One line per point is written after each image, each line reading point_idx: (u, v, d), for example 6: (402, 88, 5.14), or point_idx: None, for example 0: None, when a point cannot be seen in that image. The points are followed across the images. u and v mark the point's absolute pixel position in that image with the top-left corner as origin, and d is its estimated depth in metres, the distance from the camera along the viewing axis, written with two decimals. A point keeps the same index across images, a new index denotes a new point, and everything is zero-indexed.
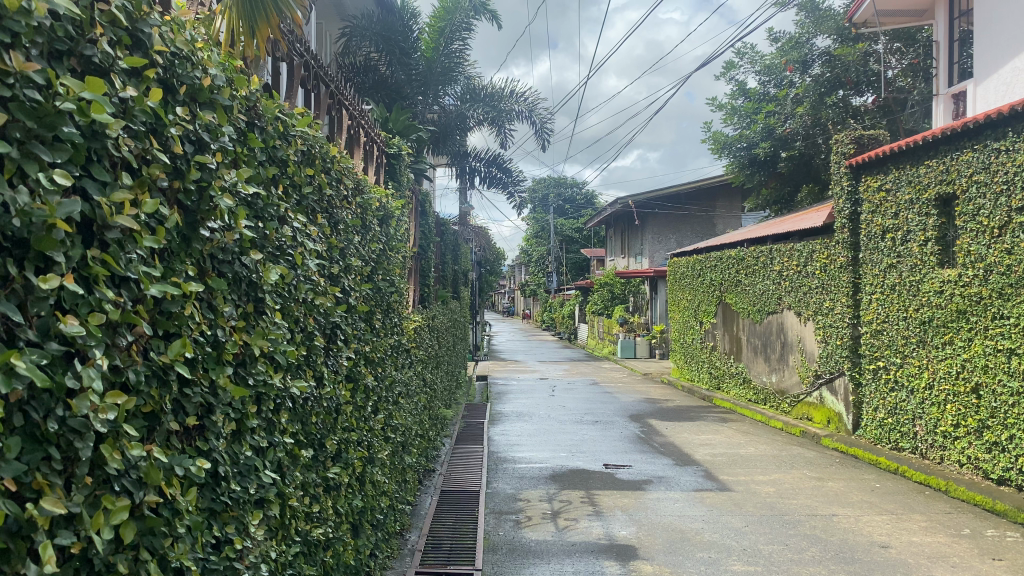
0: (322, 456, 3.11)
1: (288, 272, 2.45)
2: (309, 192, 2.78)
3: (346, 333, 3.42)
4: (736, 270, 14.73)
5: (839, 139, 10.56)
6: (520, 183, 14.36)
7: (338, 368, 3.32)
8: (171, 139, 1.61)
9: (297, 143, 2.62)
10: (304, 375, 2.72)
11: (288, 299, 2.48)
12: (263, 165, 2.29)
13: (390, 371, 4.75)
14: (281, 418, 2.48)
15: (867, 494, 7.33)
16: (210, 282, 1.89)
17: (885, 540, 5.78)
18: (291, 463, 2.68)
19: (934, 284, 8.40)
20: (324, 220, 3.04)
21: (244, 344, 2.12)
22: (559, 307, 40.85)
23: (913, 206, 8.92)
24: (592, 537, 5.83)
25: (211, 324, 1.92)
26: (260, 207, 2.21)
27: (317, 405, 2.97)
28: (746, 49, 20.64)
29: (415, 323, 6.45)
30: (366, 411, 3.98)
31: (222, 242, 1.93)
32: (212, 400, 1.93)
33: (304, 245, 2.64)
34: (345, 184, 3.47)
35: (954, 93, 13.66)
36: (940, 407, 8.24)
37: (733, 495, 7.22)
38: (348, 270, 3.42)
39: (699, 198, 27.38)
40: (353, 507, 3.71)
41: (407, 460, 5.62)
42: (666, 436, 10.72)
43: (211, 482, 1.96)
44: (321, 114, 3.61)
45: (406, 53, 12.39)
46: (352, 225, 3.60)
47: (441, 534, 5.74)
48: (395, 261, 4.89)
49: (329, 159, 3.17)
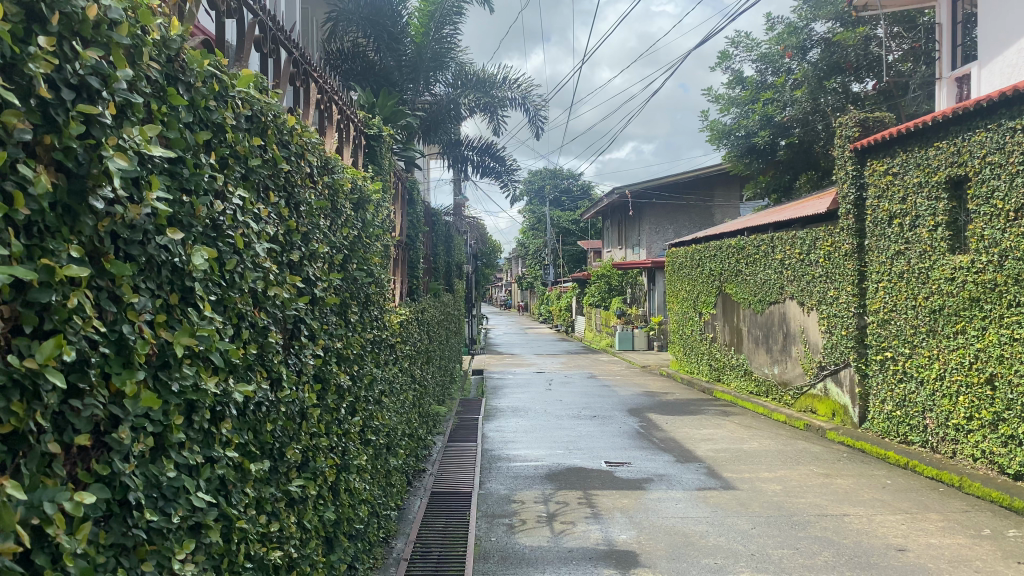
0: (281, 468, 2.75)
1: (227, 258, 2.10)
2: (258, 168, 2.43)
3: (311, 327, 3.06)
4: (736, 259, 14.38)
5: (843, 122, 10.19)
6: (515, 172, 13.94)
7: (302, 369, 2.97)
8: (33, 77, 1.26)
9: (239, 107, 2.25)
10: (253, 377, 2.37)
11: (228, 289, 2.12)
12: (191, 128, 1.92)
13: (369, 368, 4.38)
14: (221, 430, 2.11)
15: (879, 491, 6.98)
16: (109, 267, 1.52)
17: (902, 542, 5.43)
18: (239, 479, 2.31)
19: (945, 270, 8.05)
20: (280, 199, 2.67)
21: (164, 343, 1.75)
22: (555, 300, 40.43)
23: (922, 189, 8.56)
24: (590, 543, 5.47)
25: (113, 317, 1.55)
26: (183, 175, 1.85)
27: (274, 411, 2.61)
28: (741, 38, 20.21)
29: (400, 317, 6.07)
30: (340, 414, 3.62)
31: (127, 216, 1.58)
32: (117, 411, 1.57)
33: (249, 227, 2.27)
34: (308, 160, 3.09)
35: (958, 77, 13.33)
36: (951, 400, 7.90)
37: (737, 494, 6.88)
38: (312, 257, 3.06)
39: (697, 187, 27.00)
40: (325, 520, 3.35)
41: (391, 462, 5.29)
42: (666, 431, 10.37)
43: (120, 513, 1.60)
44: (282, 85, 3.22)
45: (395, 38, 11.88)
46: (319, 209, 3.23)
47: (430, 541, 5.37)
48: (375, 249, 4.50)
49: (287, 131, 2.79)
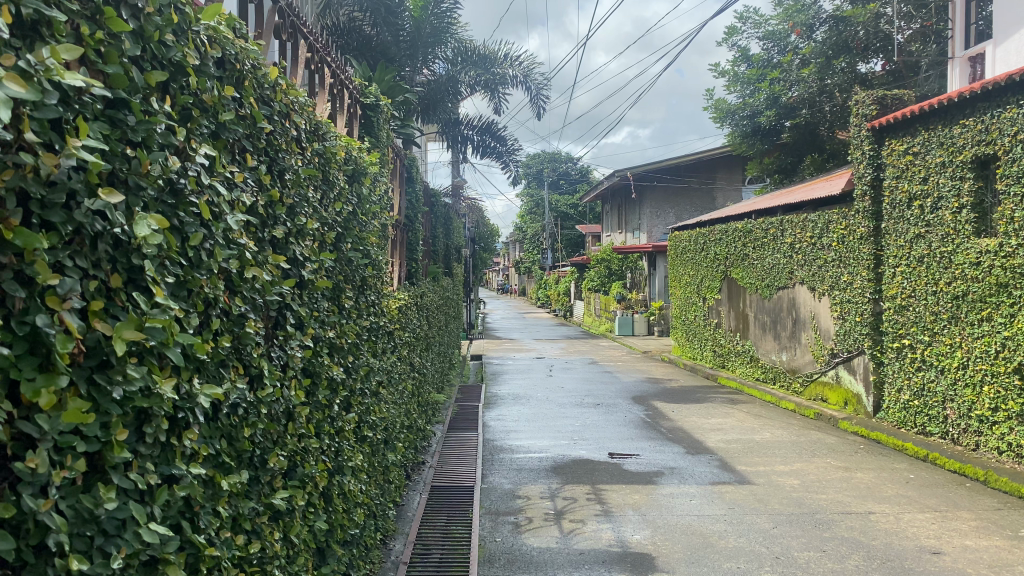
0: (263, 479, 2.36)
1: (194, 232, 1.71)
2: (232, 124, 2.02)
3: (299, 314, 2.67)
4: (742, 243, 13.98)
5: (860, 100, 9.79)
6: (516, 153, 13.51)
7: (288, 362, 2.59)
8: None
9: (208, 47, 1.84)
10: (226, 375, 1.99)
11: (191, 270, 1.74)
12: (140, 68, 1.53)
13: (365, 359, 3.99)
14: (184, 442, 1.72)
15: (903, 487, 6.63)
16: (12, 238, 1.14)
17: (935, 545, 5.07)
18: (209, 498, 1.92)
19: (970, 255, 7.67)
20: (260, 163, 2.27)
21: (98, 338, 1.36)
22: (554, 284, 40.07)
23: (946, 169, 8.16)
24: (601, 544, 5.11)
25: (23, 305, 1.18)
26: (128, 123, 1.45)
27: (253, 414, 2.22)
28: (748, 13, 19.68)
29: (398, 302, 5.65)
30: (333, 411, 3.23)
31: (40, 169, 1.19)
32: (27, 429, 1.20)
33: (218, 193, 1.88)
34: (293, 121, 2.66)
35: (971, 56, 12.89)
36: (974, 390, 7.55)
37: (755, 490, 6.52)
38: (299, 235, 2.66)
39: (700, 170, 26.56)
40: (315, 531, 2.96)
41: (389, 459, 4.90)
42: (674, 420, 10.02)
43: (33, 566, 1.21)
44: (265, 37, 2.80)
45: (392, 11, 11.27)
46: (306, 178, 2.81)
47: (430, 542, 5.01)
48: (372, 227, 4.09)
49: (269, 86, 2.38)
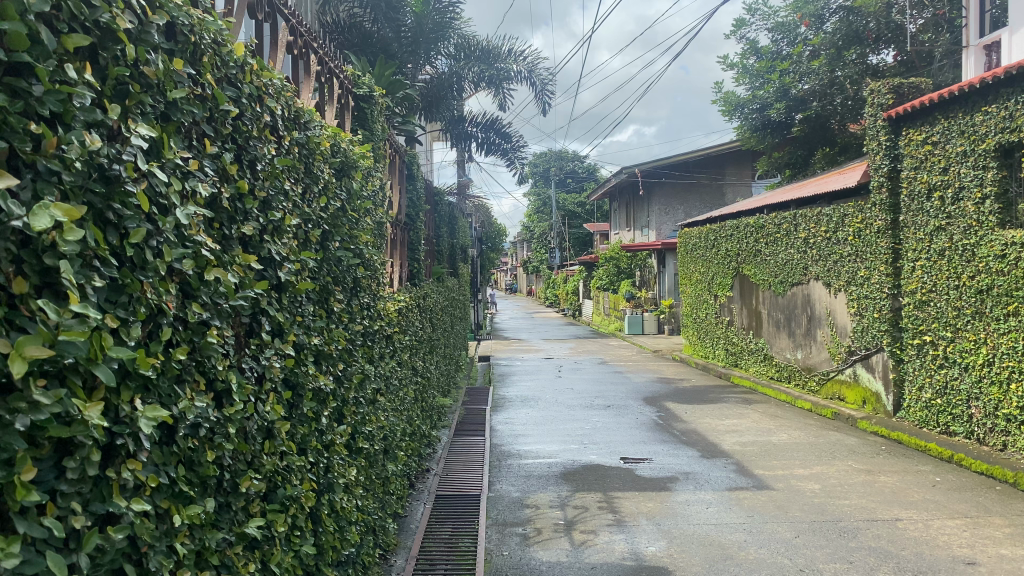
0: (234, 505, 2.11)
1: (135, 229, 1.46)
2: (186, 105, 1.77)
3: (275, 319, 2.41)
4: (754, 238, 13.66)
5: (875, 90, 9.48)
6: (522, 150, 13.26)
7: (264, 372, 2.34)
8: None
9: (150, 12, 1.60)
10: (182, 393, 1.74)
11: (130, 273, 1.48)
12: (55, 30, 1.28)
13: (359, 366, 3.75)
14: (124, 474, 1.45)
15: (929, 491, 6.32)
16: None
17: (970, 555, 4.78)
18: (163, 534, 1.66)
19: (994, 247, 7.36)
20: (225, 152, 2.02)
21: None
22: (562, 283, 39.65)
23: (967, 159, 7.85)
24: (615, 557, 4.84)
25: None
26: (32, 95, 1.20)
27: (219, 434, 1.96)
28: (757, 5, 19.31)
29: (398, 305, 5.40)
30: (321, 424, 2.98)
31: None
32: None
33: (166, 183, 1.62)
34: (268, 106, 2.41)
35: (987, 44, 12.56)
36: (1001, 388, 7.22)
37: (774, 495, 6.23)
38: (276, 232, 2.41)
39: (708, 166, 26.21)
40: (302, 556, 2.70)
41: (388, 470, 4.64)
42: (687, 422, 9.72)
43: None
44: (236, 13, 2.54)
45: (393, 7, 11.03)
46: (283, 170, 2.55)
47: (434, 555, 4.74)
48: (363, 225, 3.81)
49: (235, 65, 2.13)
